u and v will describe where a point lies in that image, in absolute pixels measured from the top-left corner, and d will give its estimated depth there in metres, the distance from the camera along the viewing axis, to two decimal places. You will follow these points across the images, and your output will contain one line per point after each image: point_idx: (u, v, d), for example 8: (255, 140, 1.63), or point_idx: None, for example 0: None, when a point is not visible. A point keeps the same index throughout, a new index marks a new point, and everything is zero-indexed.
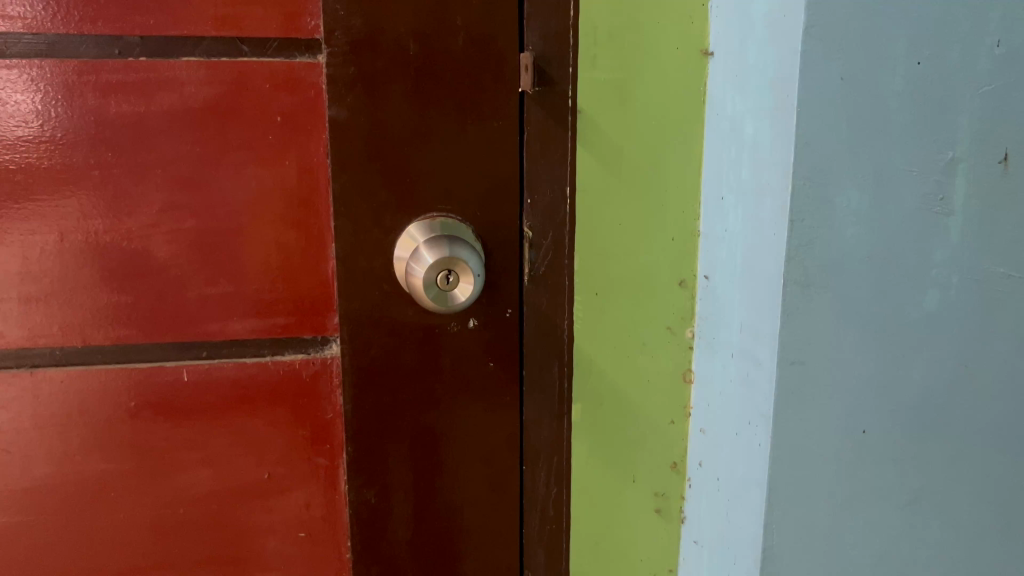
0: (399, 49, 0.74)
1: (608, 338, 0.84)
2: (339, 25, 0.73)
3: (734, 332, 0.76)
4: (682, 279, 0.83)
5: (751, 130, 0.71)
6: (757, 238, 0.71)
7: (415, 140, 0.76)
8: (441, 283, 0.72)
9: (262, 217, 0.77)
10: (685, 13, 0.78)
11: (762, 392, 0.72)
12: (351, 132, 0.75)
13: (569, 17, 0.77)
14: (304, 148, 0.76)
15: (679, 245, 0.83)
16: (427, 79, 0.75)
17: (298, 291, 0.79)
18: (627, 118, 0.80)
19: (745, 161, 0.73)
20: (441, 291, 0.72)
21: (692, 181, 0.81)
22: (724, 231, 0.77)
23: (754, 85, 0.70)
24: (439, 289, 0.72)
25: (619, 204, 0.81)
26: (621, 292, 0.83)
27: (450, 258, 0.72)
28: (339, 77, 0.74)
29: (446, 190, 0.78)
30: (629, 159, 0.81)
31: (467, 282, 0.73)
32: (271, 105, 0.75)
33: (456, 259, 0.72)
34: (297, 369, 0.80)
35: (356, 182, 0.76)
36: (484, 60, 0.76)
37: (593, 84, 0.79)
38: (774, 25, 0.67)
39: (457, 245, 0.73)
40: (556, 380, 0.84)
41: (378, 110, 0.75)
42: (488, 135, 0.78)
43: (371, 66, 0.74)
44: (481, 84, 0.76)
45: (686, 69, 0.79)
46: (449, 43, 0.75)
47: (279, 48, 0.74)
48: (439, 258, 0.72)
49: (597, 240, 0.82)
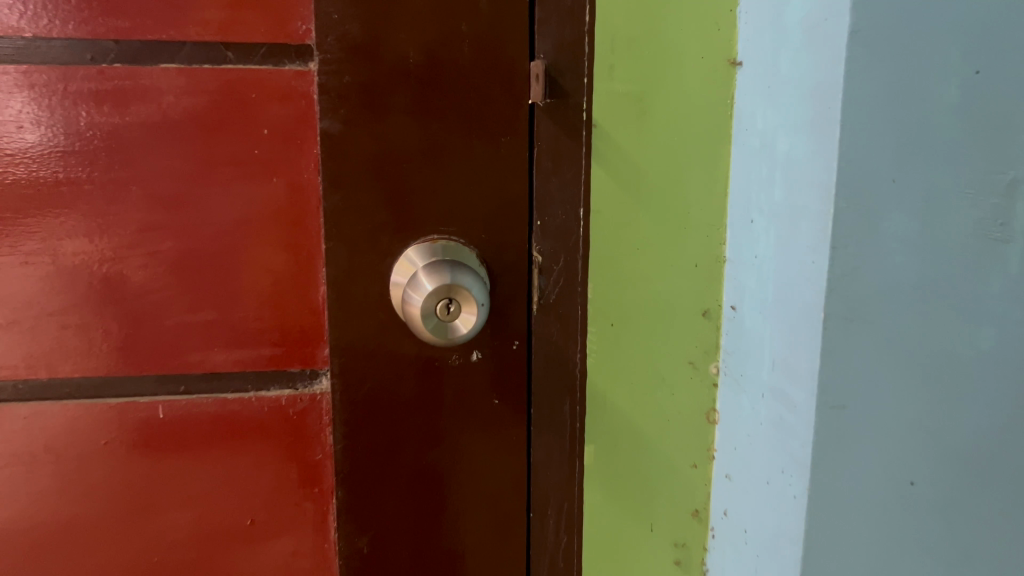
0: (399, 56, 0.67)
1: (625, 374, 0.77)
2: (334, 30, 0.66)
3: (763, 370, 0.69)
4: (706, 309, 0.77)
5: (785, 148, 0.65)
6: (789, 267, 0.65)
7: (416, 156, 0.70)
8: (440, 313, 0.65)
9: (247, 239, 0.70)
10: (712, 19, 0.72)
11: (798, 439, 0.65)
12: (345, 146, 0.68)
13: (585, 23, 0.70)
14: (295, 163, 0.70)
15: (703, 272, 0.76)
16: (429, 89, 0.68)
17: (286, 321, 0.72)
18: (646, 134, 0.73)
19: (776, 181, 0.66)
20: (441, 322, 0.65)
21: (716, 203, 0.75)
22: (754, 257, 0.70)
23: (787, 98, 0.64)
24: (439, 320, 0.65)
25: (637, 228, 0.75)
26: (638, 323, 0.76)
27: (452, 285, 0.65)
28: (333, 87, 0.67)
29: (449, 211, 0.71)
30: (648, 178, 0.74)
31: (471, 314, 0.65)
32: (259, 116, 0.68)
33: (458, 286, 0.65)
34: (283, 407, 0.74)
35: (352, 202, 0.69)
36: (492, 69, 0.69)
37: (610, 96, 0.72)
38: (814, 32, 0.60)
39: (461, 272, 0.66)
40: (567, 419, 0.77)
41: (375, 123, 0.68)
42: (497, 151, 0.71)
43: (368, 74, 0.67)
44: (488, 96, 0.69)
45: (711, 81, 0.73)
46: (454, 50, 0.68)
47: (270, 55, 0.68)
48: (439, 285, 0.65)
49: (613, 266, 0.75)
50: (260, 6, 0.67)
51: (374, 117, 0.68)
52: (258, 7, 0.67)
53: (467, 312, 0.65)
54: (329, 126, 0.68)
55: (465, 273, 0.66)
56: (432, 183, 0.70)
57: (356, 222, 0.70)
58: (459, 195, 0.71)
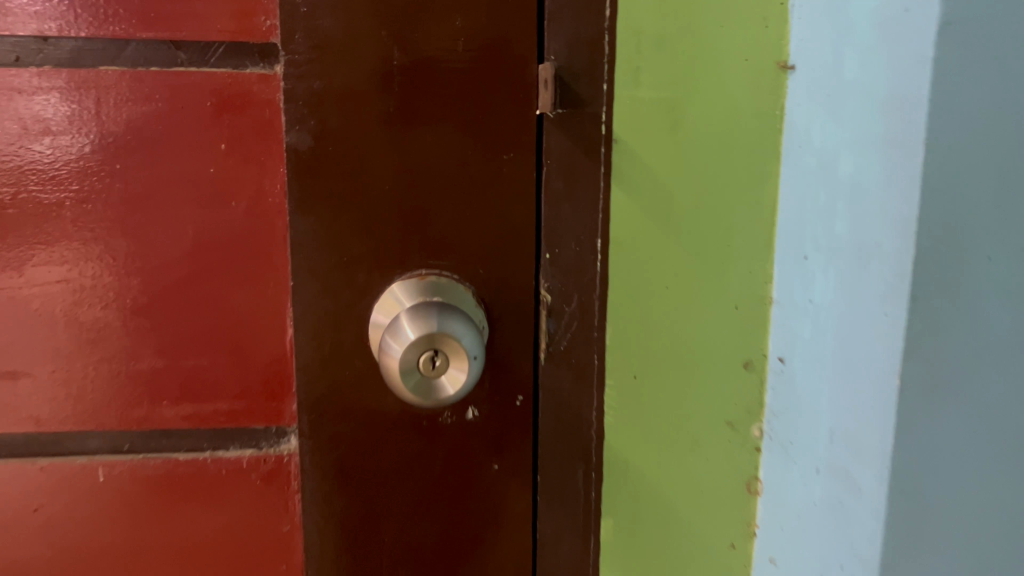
0: (381, 56, 0.56)
1: (652, 436, 0.65)
2: (302, 25, 0.55)
3: (821, 440, 0.58)
4: (749, 360, 0.65)
5: (849, 170, 0.53)
6: (854, 320, 0.53)
7: (401, 175, 0.58)
8: (423, 369, 0.53)
9: (201, 274, 0.59)
10: (759, 14, 0.60)
11: (861, 529, 0.54)
12: (318, 164, 0.57)
13: (605, 18, 0.58)
14: (257, 184, 0.58)
15: (745, 316, 0.64)
16: (417, 96, 0.57)
17: (248, 368, 0.61)
18: (678, 151, 0.61)
19: (839, 212, 0.55)
20: (424, 380, 0.53)
21: (762, 234, 0.63)
22: (807, 302, 0.59)
23: (854, 108, 0.53)
24: (421, 377, 0.53)
25: (666, 264, 0.63)
26: (668, 376, 0.64)
27: (437, 333, 0.53)
28: (302, 94, 0.56)
29: (441, 240, 0.60)
30: (680, 204, 0.62)
31: (460, 371, 0.54)
32: (215, 127, 0.57)
33: (446, 335, 0.54)
34: (245, 470, 0.63)
35: (327, 230, 0.59)
36: (494, 71, 0.57)
37: (635, 106, 0.60)
38: (890, 28, 0.48)
39: (450, 318, 0.55)
40: (580, 487, 0.65)
41: (352, 136, 0.57)
42: (498, 170, 0.59)
43: (342, 78, 0.56)
44: (489, 104, 0.58)
45: (757, 88, 0.61)
46: (447, 49, 0.57)
47: (230, 54, 0.57)
48: (423, 333, 0.53)
49: (636, 308, 0.63)
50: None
51: (351, 130, 0.57)
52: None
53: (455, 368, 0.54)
54: (297, 140, 0.57)
55: (453, 319, 0.55)
56: (419, 207, 0.59)
57: (330, 253, 0.59)
58: (453, 221, 0.60)
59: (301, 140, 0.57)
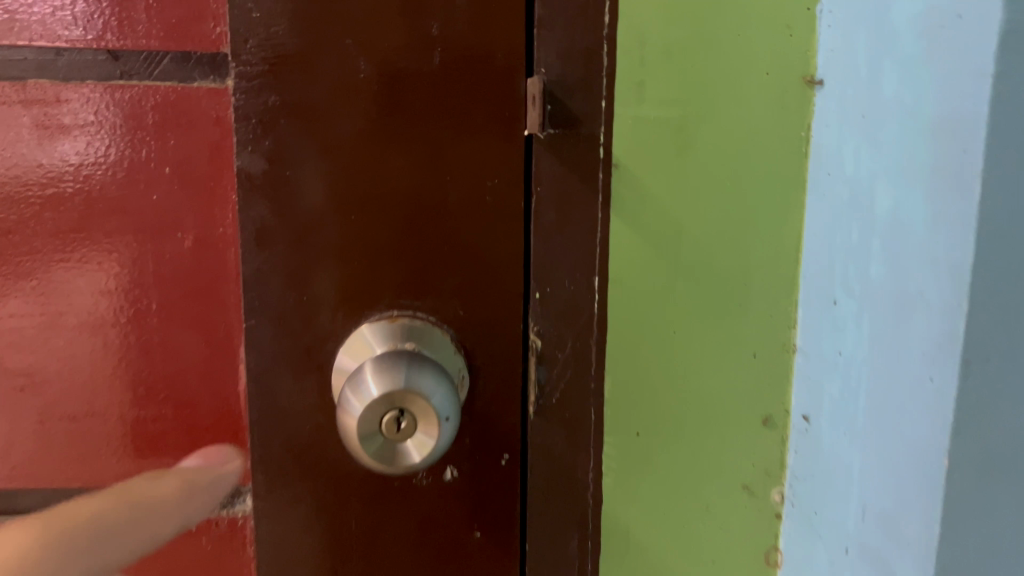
0: (345, 69, 0.49)
1: (658, 500, 0.58)
2: (255, 32, 0.48)
3: (851, 516, 0.51)
4: (768, 416, 0.57)
5: (888, 204, 0.46)
6: (892, 384, 0.46)
7: (370, 206, 0.50)
8: (387, 431, 0.45)
9: (144, 313, 0.52)
10: (782, 22, 0.53)
11: None
12: (273, 192, 0.50)
13: (604, 25, 0.51)
14: (207, 213, 0.51)
15: (764, 365, 0.57)
16: (388, 115, 0.49)
17: (197, 422, 0.54)
18: (688, 178, 0.54)
19: (875, 252, 0.47)
20: (387, 445, 0.46)
21: (786, 274, 0.56)
22: (837, 354, 0.52)
23: (898, 131, 0.45)
24: (385, 441, 0.46)
25: (676, 305, 0.55)
26: (677, 431, 0.57)
27: (404, 390, 0.46)
28: (255, 112, 0.49)
29: (416, 280, 0.52)
30: (691, 240, 0.54)
31: (429, 433, 0.46)
32: (159, 148, 0.50)
33: (414, 393, 0.46)
34: (193, 534, 0.55)
35: (284, 267, 0.51)
36: (476, 86, 0.49)
37: (641, 126, 0.53)
38: (938, 37, 0.41)
39: (420, 372, 0.47)
40: (573, 558, 0.57)
41: (312, 160, 0.50)
42: (481, 200, 0.51)
43: (301, 94, 0.49)
44: (470, 124, 0.50)
45: (781, 109, 0.54)
46: (422, 60, 0.49)
47: (177, 63, 0.50)
48: (386, 390, 0.46)
49: (641, 355, 0.56)
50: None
51: (312, 153, 0.50)
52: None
53: (424, 432, 0.46)
54: (249, 165, 0.49)
55: (424, 373, 0.47)
56: (391, 242, 0.51)
57: (287, 294, 0.51)
58: (430, 259, 0.52)
59: (255, 165, 0.49)
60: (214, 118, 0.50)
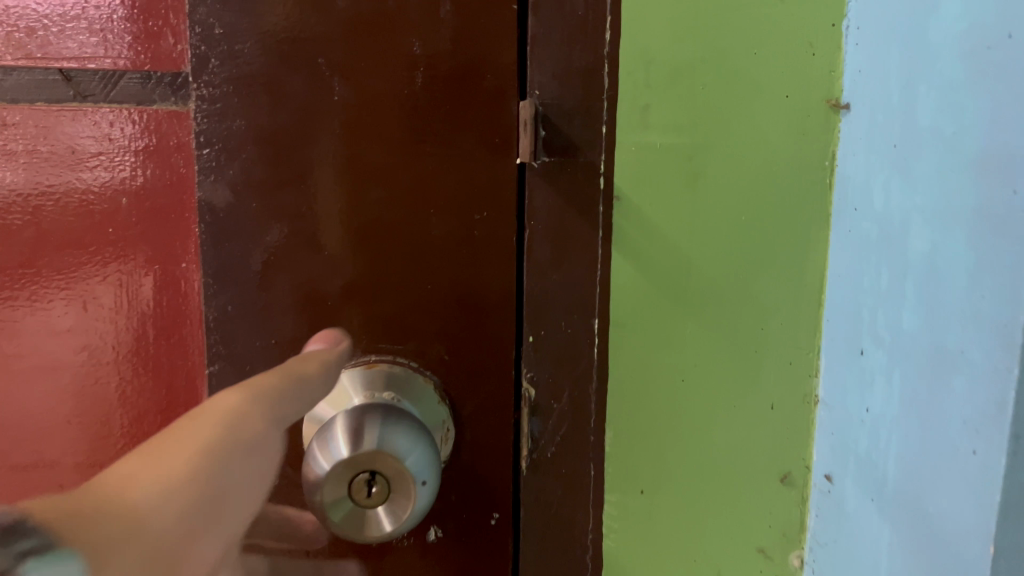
0: (318, 89, 0.44)
1: (663, 564, 0.53)
2: (219, 51, 0.44)
3: None
4: (786, 473, 0.52)
5: (923, 247, 0.41)
6: (930, 452, 0.40)
7: (344, 241, 0.46)
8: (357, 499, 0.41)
9: (99, 357, 0.48)
10: (803, 39, 0.47)
11: None
12: (239, 226, 0.45)
13: (605, 43, 0.46)
14: (165, 248, 0.46)
15: (783, 417, 0.51)
16: (365, 140, 0.45)
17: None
18: (698, 212, 0.49)
19: (908, 300, 0.42)
20: (355, 511, 0.41)
21: (808, 318, 0.50)
22: (864, 411, 0.47)
23: (937, 164, 0.40)
24: (354, 506, 0.40)
25: (685, 351, 0.50)
26: (686, 488, 0.52)
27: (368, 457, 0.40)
28: (219, 139, 0.44)
29: (395, 322, 0.47)
30: (701, 279, 0.49)
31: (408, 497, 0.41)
32: (113, 177, 0.45)
33: (386, 456, 0.40)
34: None
35: (252, 308, 0.46)
36: (464, 107, 0.44)
37: (647, 154, 0.48)
38: (985, 58, 0.36)
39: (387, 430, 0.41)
40: None
41: (282, 191, 0.45)
42: (468, 233, 0.46)
43: (269, 117, 0.44)
44: (455, 149, 0.45)
45: (803, 136, 0.49)
46: (402, 80, 0.44)
47: (134, 81, 0.45)
48: (353, 454, 0.40)
49: (646, 406, 0.51)
50: (117, 8, 0.44)
51: (281, 183, 0.45)
52: (114, 9, 0.44)
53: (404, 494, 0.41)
54: (212, 196, 0.45)
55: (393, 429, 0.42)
56: (367, 280, 0.46)
57: (255, 336, 0.46)
58: (410, 298, 0.46)
59: (218, 195, 0.45)
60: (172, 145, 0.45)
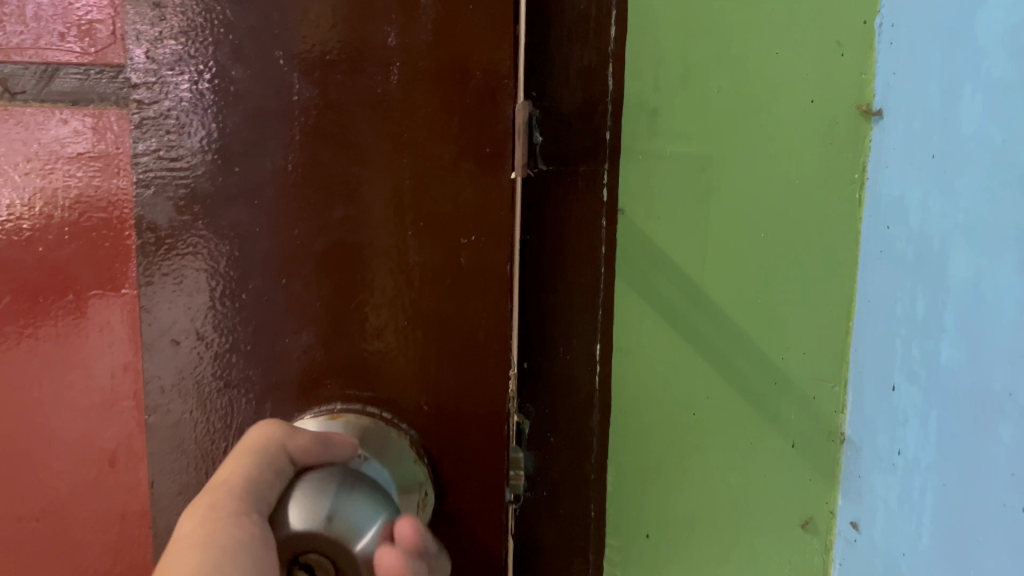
0: (264, 77, 0.30)
1: None
2: (159, 36, 0.30)
3: None
4: (807, 517, 0.47)
5: (966, 273, 0.36)
6: (968, 506, 0.36)
7: (294, 282, 0.31)
8: None
9: (45, 404, 0.37)
10: (830, 38, 0.43)
11: None
12: (182, 272, 0.31)
13: (610, 39, 0.41)
14: (102, 272, 0.36)
15: (805, 457, 0.46)
16: (323, 147, 0.30)
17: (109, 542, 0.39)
18: (712, 228, 0.44)
19: (948, 332, 0.37)
20: None
21: (834, 347, 0.46)
22: (896, 453, 0.42)
23: (982, 180, 0.35)
24: None
25: (696, 381, 0.45)
26: (695, 533, 0.47)
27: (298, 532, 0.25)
28: (153, 149, 0.31)
29: (365, 391, 0.32)
30: (714, 302, 0.45)
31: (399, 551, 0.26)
32: (43, 184, 0.35)
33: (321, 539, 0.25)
34: None
35: (183, 368, 0.32)
36: (449, 109, 0.30)
37: (656, 164, 0.43)
38: None
39: (321, 482, 0.27)
40: None
41: (227, 214, 0.30)
42: (452, 260, 0.31)
43: (215, 121, 0.30)
44: (444, 153, 0.31)
45: (830, 147, 0.44)
46: (368, 62, 0.30)
47: (70, 75, 0.34)
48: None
49: (652, 441, 0.46)
50: None
51: (231, 202, 0.30)
52: None
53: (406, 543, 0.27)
54: (152, 213, 0.31)
55: (326, 479, 0.27)
56: (331, 339, 0.31)
57: (191, 405, 0.33)
58: (387, 359, 0.32)
59: (153, 221, 0.31)
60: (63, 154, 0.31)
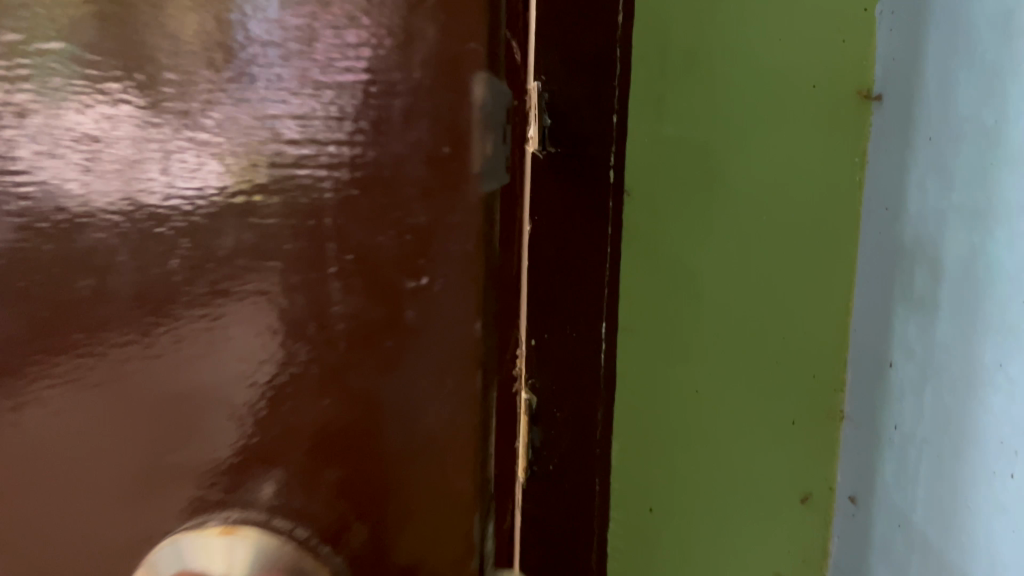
0: (314, 126, 0.25)
1: None
2: (301, 27, 0.24)
3: None
4: (806, 493, 0.49)
5: (960, 252, 0.37)
6: (962, 477, 0.37)
7: (263, 364, 0.27)
8: None
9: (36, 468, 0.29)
10: (832, 24, 0.44)
11: None
12: (208, 322, 0.27)
13: (618, 22, 0.42)
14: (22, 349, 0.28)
15: (805, 434, 0.48)
16: (342, 251, 0.26)
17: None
18: (715, 209, 0.45)
19: (942, 310, 0.39)
20: None
21: (833, 327, 0.47)
22: (892, 429, 0.43)
23: (976, 161, 0.36)
24: None
25: (700, 359, 0.47)
26: (697, 506, 0.48)
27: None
28: (212, 147, 0.26)
29: (335, 495, 0.27)
30: None
31: None
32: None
33: None
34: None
35: (144, 430, 0.28)
36: (431, 172, 0.25)
37: (661, 146, 0.44)
38: None
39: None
40: None
41: (239, 267, 0.26)
42: (397, 330, 0.26)
43: (299, 185, 0.25)
44: (380, 224, 0.25)
45: (831, 132, 0.45)
46: (417, 119, 0.25)
47: (69, 86, 0.26)
48: None
49: (656, 416, 0.47)
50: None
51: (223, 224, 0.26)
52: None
53: None
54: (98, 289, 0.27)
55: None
56: (319, 428, 0.27)
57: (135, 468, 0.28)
58: (372, 441, 0.27)
59: (188, 214, 0.26)
60: (159, 187, 0.26)
